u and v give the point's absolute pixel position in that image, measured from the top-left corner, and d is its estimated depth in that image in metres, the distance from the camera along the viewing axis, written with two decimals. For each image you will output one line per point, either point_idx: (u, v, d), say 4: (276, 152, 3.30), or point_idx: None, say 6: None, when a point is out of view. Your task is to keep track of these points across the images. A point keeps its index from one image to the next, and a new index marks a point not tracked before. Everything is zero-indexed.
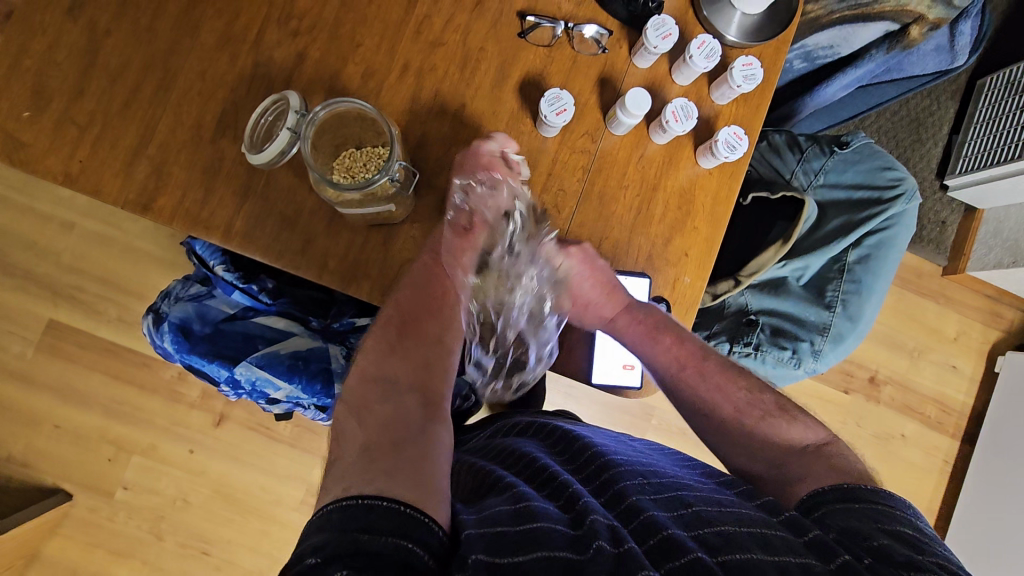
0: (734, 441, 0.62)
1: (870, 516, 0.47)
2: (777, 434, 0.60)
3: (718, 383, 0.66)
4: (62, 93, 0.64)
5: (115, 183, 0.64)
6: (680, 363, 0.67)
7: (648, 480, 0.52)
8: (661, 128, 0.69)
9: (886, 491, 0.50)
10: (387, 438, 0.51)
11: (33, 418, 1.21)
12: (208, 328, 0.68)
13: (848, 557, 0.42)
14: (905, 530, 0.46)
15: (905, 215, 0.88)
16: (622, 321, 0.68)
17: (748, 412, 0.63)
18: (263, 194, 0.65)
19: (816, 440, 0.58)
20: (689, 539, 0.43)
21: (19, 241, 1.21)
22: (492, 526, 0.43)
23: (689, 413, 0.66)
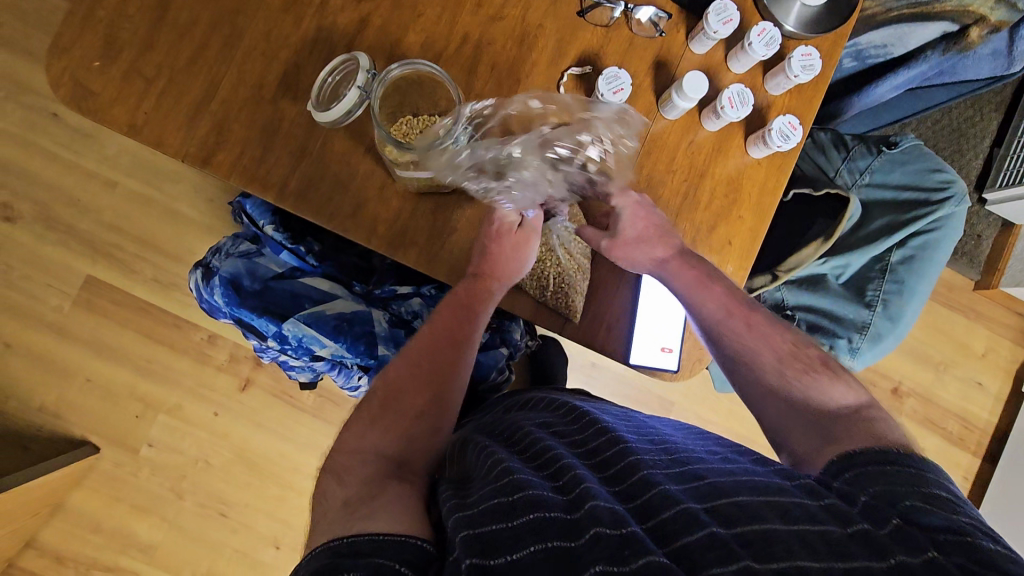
0: (777, 393, 0.59)
1: (897, 477, 0.45)
2: (820, 390, 0.58)
3: (761, 332, 0.63)
4: (131, 45, 0.66)
5: (176, 136, 0.65)
6: (728, 311, 0.64)
7: (661, 456, 0.51)
8: (715, 114, 0.69)
9: (918, 454, 0.48)
10: (365, 491, 0.47)
11: (67, 370, 1.24)
12: (258, 284, 0.69)
13: (867, 525, 0.41)
14: (939, 492, 0.44)
15: (953, 217, 0.87)
16: (674, 264, 0.65)
17: (792, 364, 0.60)
18: (319, 155, 0.66)
19: (858, 402, 0.56)
20: (704, 513, 0.42)
21: (63, 196, 1.24)
22: (485, 522, 0.41)
23: (730, 369, 0.63)
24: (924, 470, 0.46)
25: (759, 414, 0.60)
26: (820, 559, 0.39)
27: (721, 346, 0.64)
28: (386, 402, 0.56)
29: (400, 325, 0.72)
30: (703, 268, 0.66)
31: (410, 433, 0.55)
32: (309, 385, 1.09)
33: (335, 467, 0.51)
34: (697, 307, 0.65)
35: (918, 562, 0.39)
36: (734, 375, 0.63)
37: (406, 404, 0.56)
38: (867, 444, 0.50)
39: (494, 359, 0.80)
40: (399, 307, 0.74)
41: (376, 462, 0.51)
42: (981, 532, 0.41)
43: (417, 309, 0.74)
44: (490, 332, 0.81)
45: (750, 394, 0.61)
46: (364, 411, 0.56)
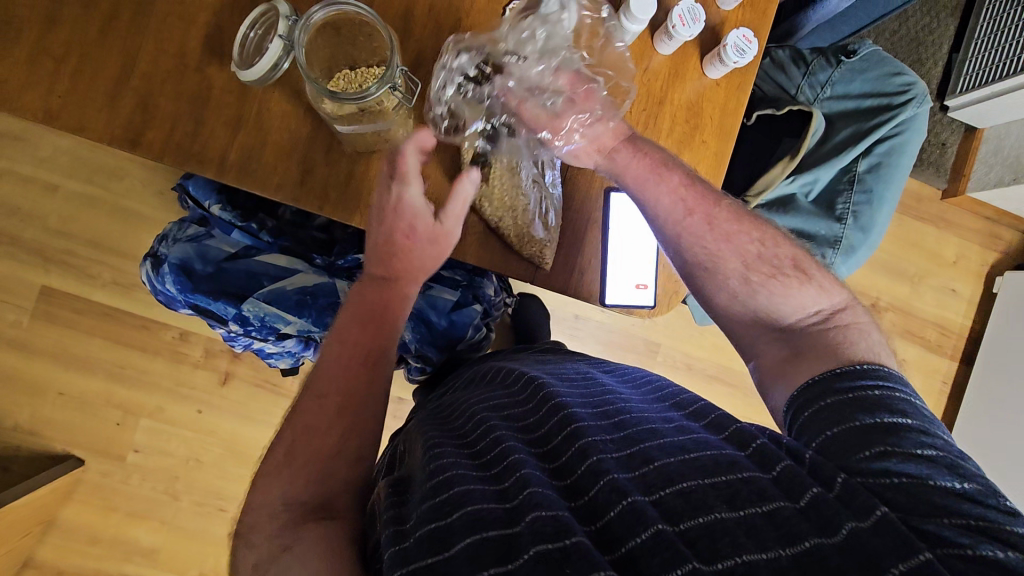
0: (743, 303, 0.59)
1: (852, 408, 0.47)
2: (788, 296, 0.57)
3: (725, 233, 0.59)
4: (34, 23, 0.60)
5: (98, 118, 0.61)
6: (688, 208, 0.60)
7: (610, 435, 0.49)
8: (667, 35, 0.66)
9: (885, 368, 0.49)
10: (280, 545, 0.46)
11: (36, 386, 1.20)
12: (211, 267, 0.65)
13: (817, 490, 0.41)
14: (899, 421, 0.45)
15: (917, 119, 0.86)
16: (622, 155, 0.61)
17: (757, 270, 0.58)
18: (256, 123, 0.62)
19: (830, 306, 0.56)
20: (651, 507, 0.41)
21: (3, 207, 1.17)
22: (420, 556, 0.40)
23: (691, 276, 0.61)
24: (891, 392, 0.47)
25: (725, 321, 0.61)
26: (771, 548, 0.38)
27: (680, 248, 0.61)
28: (292, 452, 0.51)
29: None
30: (662, 154, 0.62)
31: (326, 473, 0.51)
32: (289, 370, 1.07)
33: (246, 531, 0.49)
34: (649, 203, 0.61)
35: (867, 525, 0.38)
36: (696, 282, 0.61)
37: (316, 447, 0.51)
38: (829, 367, 0.51)
39: (469, 316, 0.77)
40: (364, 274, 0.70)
41: (287, 516, 0.48)
42: (939, 470, 0.42)
43: None
44: (462, 289, 0.78)
45: (719, 297, 0.60)
46: (273, 459, 0.52)
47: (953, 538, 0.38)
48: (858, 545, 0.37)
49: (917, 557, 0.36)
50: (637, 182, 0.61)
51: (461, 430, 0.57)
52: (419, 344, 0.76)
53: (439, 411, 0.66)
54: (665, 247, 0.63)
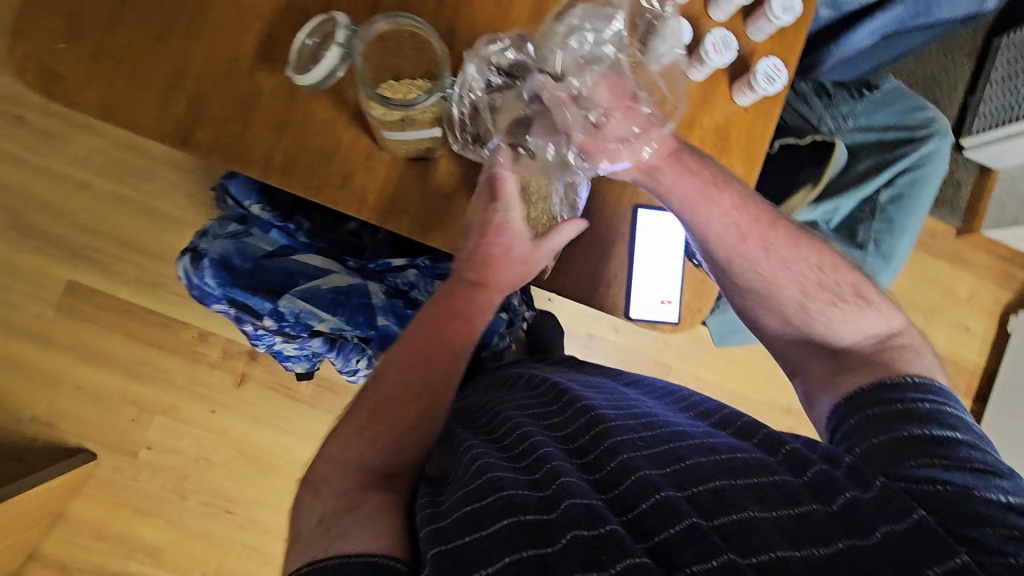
0: (797, 327, 0.61)
1: (900, 419, 0.49)
2: (841, 322, 0.59)
3: (784, 260, 0.60)
4: (96, 24, 0.63)
5: (151, 117, 0.63)
6: (741, 233, 0.61)
7: (639, 433, 0.50)
8: (699, 62, 0.68)
9: (932, 382, 0.52)
10: (342, 505, 0.48)
11: (55, 379, 1.21)
12: (249, 264, 0.68)
13: (851, 494, 0.42)
14: (950, 435, 0.46)
15: (940, 152, 0.88)
16: (667, 174, 0.61)
17: (816, 297, 0.59)
18: (300, 128, 0.64)
19: (886, 330, 0.58)
20: (685, 501, 0.42)
21: (36, 202, 1.20)
22: (455, 536, 0.41)
23: (743, 297, 0.63)
24: (940, 406, 0.49)
25: (770, 337, 0.63)
26: (804, 547, 0.39)
27: (733, 274, 0.62)
28: (372, 416, 0.55)
29: (399, 295, 0.71)
30: (715, 173, 0.62)
31: (400, 447, 0.54)
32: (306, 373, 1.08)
33: (314, 483, 0.52)
34: (702, 227, 0.61)
35: (902, 528, 0.39)
36: (747, 303, 0.63)
37: (394, 420, 0.54)
38: (877, 377, 0.53)
39: (493, 324, 0.78)
40: (394, 278, 0.72)
41: (356, 477, 0.51)
42: (981, 484, 0.43)
43: (414, 280, 0.72)
44: None
45: (766, 316, 0.62)
46: (353, 416, 0.55)
47: (981, 538, 0.39)
48: (890, 546, 0.38)
49: (953, 562, 0.37)
50: (692, 209, 0.61)
51: (489, 429, 0.58)
52: None
53: (464, 411, 0.67)
54: (714, 270, 0.64)
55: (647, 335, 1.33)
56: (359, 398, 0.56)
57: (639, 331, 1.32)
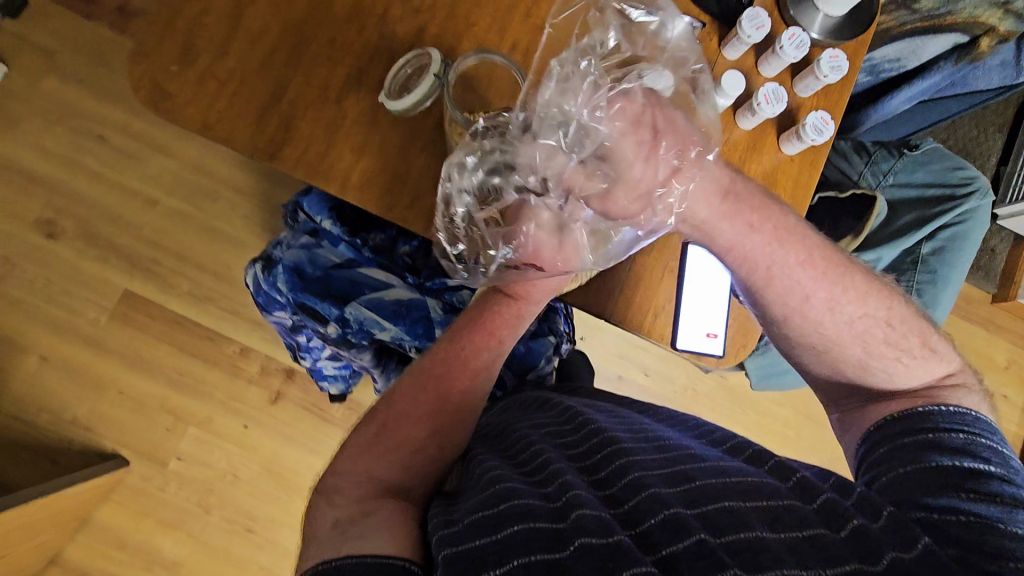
0: (853, 376, 0.60)
1: (926, 450, 0.52)
2: (899, 373, 0.58)
3: (851, 320, 0.58)
4: (207, 52, 0.70)
5: (246, 134, 0.70)
6: (806, 296, 0.57)
7: (654, 455, 0.52)
8: (750, 111, 0.73)
9: (970, 415, 0.55)
10: (356, 511, 0.52)
11: (100, 383, 1.25)
12: (320, 272, 0.73)
13: (858, 522, 0.43)
14: (978, 466, 0.50)
15: (979, 210, 0.91)
16: (726, 226, 0.56)
17: (879, 352, 0.58)
18: (378, 150, 0.70)
19: (941, 375, 0.59)
20: (694, 518, 0.43)
21: (106, 214, 1.28)
22: (468, 539, 0.44)
23: (800, 349, 0.61)
24: (975, 438, 0.52)
25: (814, 378, 0.64)
26: (811, 567, 0.40)
27: (792, 330, 0.60)
28: (383, 428, 0.60)
29: (455, 313, 0.73)
30: (781, 227, 0.56)
31: (405, 460, 0.58)
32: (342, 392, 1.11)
33: (327, 489, 0.56)
34: (768, 288, 0.58)
35: (908, 557, 0.42)
36: (803, 354, 0.61)
37: (403, 434, 0.59)
38: (913, 407, 0.57)
39: (544, 346, 0.80)
40: (451, 296, 0.74)
41: (365, 486, 0.55)
42: (998, 517, 0.46)
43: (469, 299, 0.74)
44: (538, 320, 0.82)
45: (815, 363, 0.62)
46: (362, 430, 0.60)
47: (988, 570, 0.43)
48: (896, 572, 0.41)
49: None
50: (753, 270, 0.57)
51: (506, 446, 0.60)
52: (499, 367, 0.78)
53: (483, 429, 0.68)
54: (768, 324, 0.62)
55: (676, 382, 1.33)
56: (370, 415, 0.61)
57: (669, 376, 1.33)
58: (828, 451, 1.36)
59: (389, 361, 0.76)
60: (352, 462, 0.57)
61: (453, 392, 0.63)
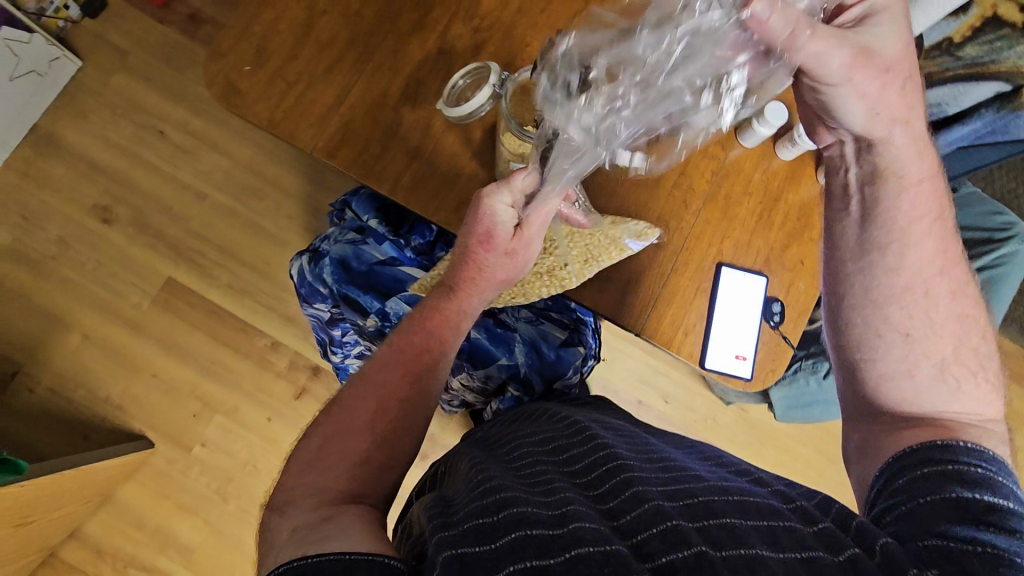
0: (924, 379, 0.57)
1: (946, 480, 0.48)
2: (972, 392, 0.57)
3: (958, 313, 0.59)
4: (278, 56, 0.75)
5: (307, 133, 0.74)
6: (941, 267, 0.60)
7: (657, 474, 0.52)
8: (790, 142, 0.75)
9: (991, 454, 0.50)
10: (316, 517, 0.50)
11: (136, 365, 1.30)
12: (364, 267, 0.78)
13: (859, 550, 0.42)
14: (999, 503, 0.45)
15: (1019, 255, 0.90)
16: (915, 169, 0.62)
17: (961, 361, 0.58)
18: (429, 157, 0.73)
19: (991, 416, 0.55)
20: (694, 532, 0.43)
21: (158, 204, 1.35)
22: (467, 544, 0.43)
23: (889, 331, 0.60)
24: (991, 475, 0.48)
25: (874, 379, 0.60)
26: None
27: (899, 301, 0.59)
28: (330, 438, 0.59)
29: (490, 315, 0.80)
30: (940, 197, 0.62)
31: (356, 470, 0.57)
32: None
33: (280, 504, 0.54)
34: (910, 245, 0.60)
35: None
36: (889, 338, 0.59)
37: (347, 444, 0.58)
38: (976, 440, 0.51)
39: (573, 356, 0.80)
40: None
41: (317, 496, 0.53)
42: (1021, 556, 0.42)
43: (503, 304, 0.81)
44: (569, 330, 0.82)
45: (892, 356, 0.59)
46: (308, 446, 0.59)
47: None
48: None
49: None
50: (914, 219, 0.61)
51: (509, 459, 0.60)
52: (529, 371, 0.79)
53: (487, 439, 0.70)
54: (874, 292, 0.61)
55: (696, 412, 1.33)
56: (313, 432, 0.60)
57: (690, 404, 1.33)
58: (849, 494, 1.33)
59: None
60: (299, 475, 0.56)
61: (398, 394, 0.63)
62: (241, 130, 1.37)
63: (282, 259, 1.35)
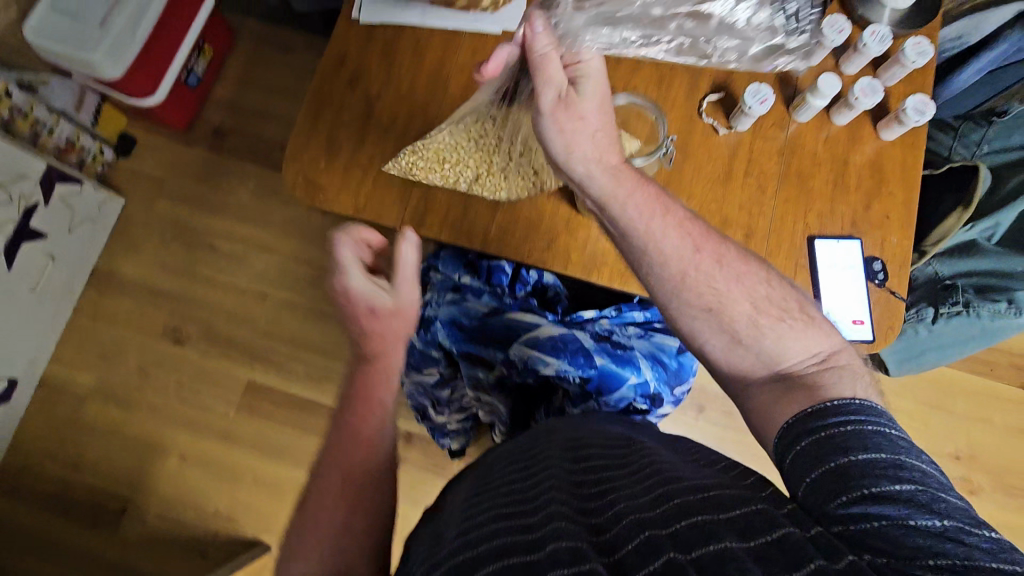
0: (745, 346, 0.58)
1: (841, 443, 0.46)
2: (784, 342, 0.57)
3: (736, 273, 0.60)
4: (346, 146, 0.78)
5: (392, 209, 0.77)
6: (694, 247, 0.61)
7: (637, 484, 0.50)
8: (847, 107, 0.77)
9: (855, 403, 0.49)
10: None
11: (235, 473, 1.31)
12: (475, 322, 0.82)
13: (793, 529, 0.41)
14: (876, 457, 0.44)
15: None
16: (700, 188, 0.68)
17: (766, 312, 0.58)
18: (511, 205, 0.77)
19: (829, 349, 0.57)
20: (667, 539, 0.42)
21: (223, 313, 1.39)
22: None
23: (689, 315, 0.60)
24: (859, 427, 0.46)
25: (722, 365, 0.60)
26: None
27: (683, 295, 0.60)
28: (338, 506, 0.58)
29: (604, 339, 0.81)
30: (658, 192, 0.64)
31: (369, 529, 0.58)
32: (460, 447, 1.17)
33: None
34: (660, 239, 0.60)
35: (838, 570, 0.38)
36: (692, 324, 0.60)
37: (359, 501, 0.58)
38: (818, 403, 0.50)
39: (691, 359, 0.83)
40: (594, 327, 0.83)
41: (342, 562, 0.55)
42: (914, 512, 0.40)
43: (610, 326, 0.83)
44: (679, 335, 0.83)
45: (711, 331, 0.60)
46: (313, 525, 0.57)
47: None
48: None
49: None
50: (668, 205, 0.63)
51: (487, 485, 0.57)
52: (657, 385, 0.79)
53: (478, 468, 0.66)
54: (667, 295, 0.61)
55: None
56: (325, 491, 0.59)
57: None
58: (961, 438, 1.32)
59: (525, 405, 0.86)
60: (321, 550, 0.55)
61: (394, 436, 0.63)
62: (283, 227, 1.42)
63: None
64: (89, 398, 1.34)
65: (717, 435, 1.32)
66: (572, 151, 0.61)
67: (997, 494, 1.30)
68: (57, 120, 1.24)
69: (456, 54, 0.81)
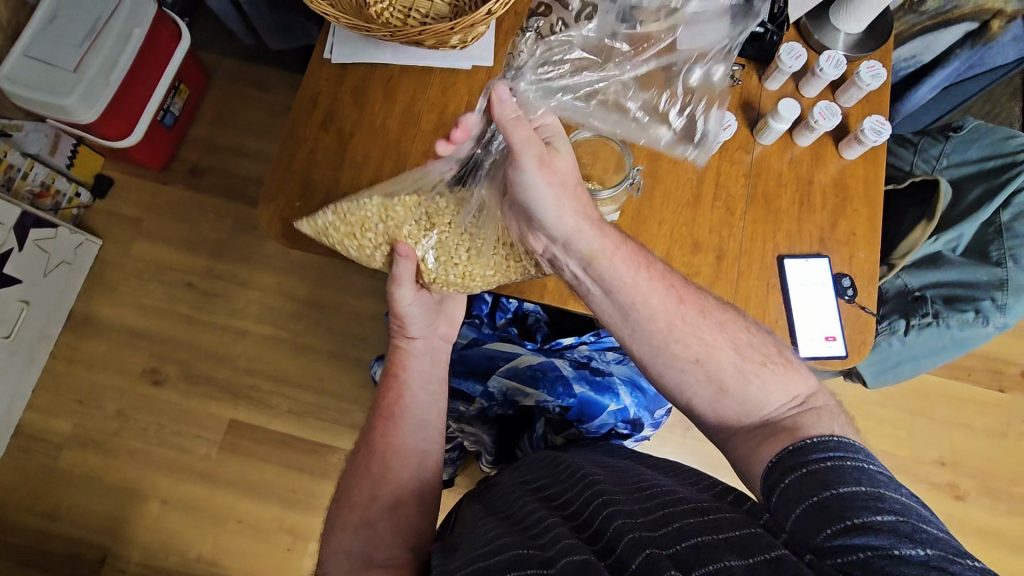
0: (731, 396, 0.58)
1: (831, 473, 0.46)
2: (764, 392, 0.58)
3: (717, 323, 0.60)
4: (322, 184, 0.79)
5: None
6: (678, 298, 0.61)
7: (638, 506, 0.51)
8: (808, 128, 0.79)
9: (835, 441, 0.49)
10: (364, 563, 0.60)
11: (218, 515, 1.28)
12: (456, 353, 0.83)
13: (783, 549, 0.42)
14: (855, 493, 0.44)
15: None
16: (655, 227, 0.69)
17: (750, 359, 0.59)
18: None
19: (806, 392, 0.58)
20: (667, 560, 0.43)
21: (204, 351, 1.37)
22: None
23: (676, 369, 0.60)
24: (842, 462, 0.46)
25: (708, 417, 0.60)
26: None
27: (670, 349, 0.60)
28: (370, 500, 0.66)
29: (583, 367, 0.81)
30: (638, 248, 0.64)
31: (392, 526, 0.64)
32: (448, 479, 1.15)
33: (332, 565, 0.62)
34: (646, 291, 0.60)
35: None
36: (679, 377, 0.60)
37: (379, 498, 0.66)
38: (800, 441, 0.51)
39: None
40: (572, 354, 0.83)
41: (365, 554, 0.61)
42: (897, 546, 0.40)
43: (589, 352, 0.83)
44: None
45: (696, 384, 0.60)
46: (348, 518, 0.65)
47: None
48: None
49: None
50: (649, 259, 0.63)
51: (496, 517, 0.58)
52: (637, 411, 0.80)
53: (482, 499, 0.67)
54: (653, 354, 0.60)
55: None
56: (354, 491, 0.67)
57: None
58: (944, 444, 1.33)
59: (511, 433, 0.88)
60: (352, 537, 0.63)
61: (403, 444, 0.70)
62: (263, 261, 1.41)
63: (333, 371, 1.37)
64: (66, 445, 1.31)
65: (705, 452, 1.32)
66: (561, 205, 0.60)
67: (984, 499, 1.31)
68: (31, 163, 1.24)
69: (427, 91, 0.82)
